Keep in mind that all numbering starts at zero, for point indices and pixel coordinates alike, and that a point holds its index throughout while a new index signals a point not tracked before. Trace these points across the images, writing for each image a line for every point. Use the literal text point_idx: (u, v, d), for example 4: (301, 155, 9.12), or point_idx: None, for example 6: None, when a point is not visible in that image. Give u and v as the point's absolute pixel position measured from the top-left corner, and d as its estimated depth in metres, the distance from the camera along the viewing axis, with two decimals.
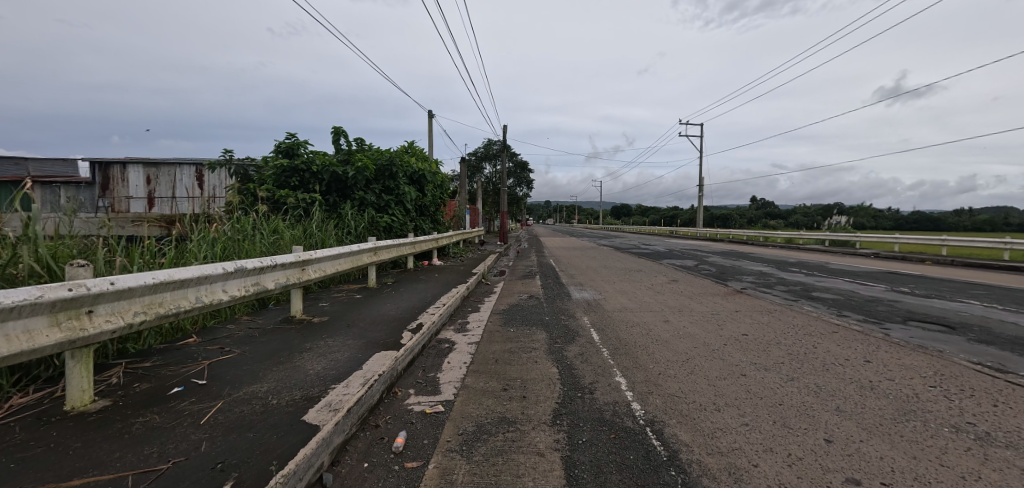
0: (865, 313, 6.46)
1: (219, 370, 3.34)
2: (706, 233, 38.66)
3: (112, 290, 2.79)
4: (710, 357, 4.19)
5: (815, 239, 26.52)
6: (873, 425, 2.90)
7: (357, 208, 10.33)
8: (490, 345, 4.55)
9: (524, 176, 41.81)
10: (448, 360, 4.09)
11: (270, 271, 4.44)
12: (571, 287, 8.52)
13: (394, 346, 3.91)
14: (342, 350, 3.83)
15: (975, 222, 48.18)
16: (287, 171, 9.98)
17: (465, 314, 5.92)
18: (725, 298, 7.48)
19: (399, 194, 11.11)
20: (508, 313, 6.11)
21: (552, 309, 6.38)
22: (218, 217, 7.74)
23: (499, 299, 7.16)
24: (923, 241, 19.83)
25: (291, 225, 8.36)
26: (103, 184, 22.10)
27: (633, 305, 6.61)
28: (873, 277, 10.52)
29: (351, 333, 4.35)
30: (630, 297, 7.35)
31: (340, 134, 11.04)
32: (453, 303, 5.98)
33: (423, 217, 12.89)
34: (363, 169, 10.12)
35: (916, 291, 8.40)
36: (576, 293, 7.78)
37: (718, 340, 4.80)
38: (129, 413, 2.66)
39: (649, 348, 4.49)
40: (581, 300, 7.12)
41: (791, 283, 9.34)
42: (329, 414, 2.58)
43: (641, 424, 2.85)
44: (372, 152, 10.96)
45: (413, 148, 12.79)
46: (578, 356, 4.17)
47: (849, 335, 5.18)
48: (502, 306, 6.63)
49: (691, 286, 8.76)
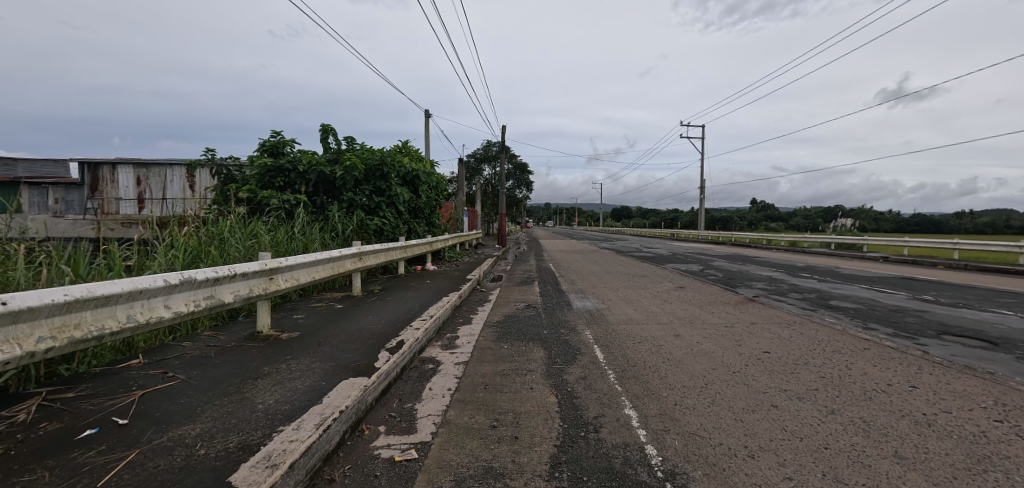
0: (894, 325, 5.92)
1: (151, 405, 2.78)
2: (708, 235, 38.11)
3: (6, 312, 2.21)
4: (731, 382, 3.64)
5: (821, 242, 26.02)
6: (946, 479, 2.34)
7: (346, 211, 9.79)
8: (480, 367, 3.99)
9: (524, 178, 41.43)
10: (430, 386, 3.53)
11: (229, 282, 3.89)
12: (572, 294, 7.98)
13: (366, 372, 3.35)
14: (305, 375, 3.28)
15: (979, 225, 47.71)
16: (271, 170, 9.46)
17: (455, 328, 5.37)
18: (738, 307, 6.93)
19: (391, 195, 10.56)
20: (503, 326, 5.57)
21: (551, 321, 5.83)
22: (192, 220, 7.21)
23: (494, 309, 6.59)
24: (934, 245, 19.29)
25: (272, 229, 7.83)
26: (92, 185, 21.56)
27: (639, 316, 6.08)
28: (891, 283, 9.97)
29: (319, 354, 3.79)
30: (635, 307, 6.79)
31: (329, 132, 10.52)
32: (442, 315, 5.43)
33: (417, 220, 12.34)
34: (351, 169, 9.58)
35: (941, 300, 7.85)
36: (578, 302, 7.21)
37: (738, 359, 4.25)
38: (15, 468, 2.09)
39: (661, 369, 3.94)
40: (582, 310, 6.56)
41: (805, 290, 8.81)
42: (265, 473, 2.01)
43: (659, 478, 2.30)
44: (362, 151, 10.43)
45: (407, 148, 12.28)
46: (579, 381, 3.62)
47: (883, 353, 4.63)
48: (496, 317, 6.07)
49: (700, 293, 8.22)
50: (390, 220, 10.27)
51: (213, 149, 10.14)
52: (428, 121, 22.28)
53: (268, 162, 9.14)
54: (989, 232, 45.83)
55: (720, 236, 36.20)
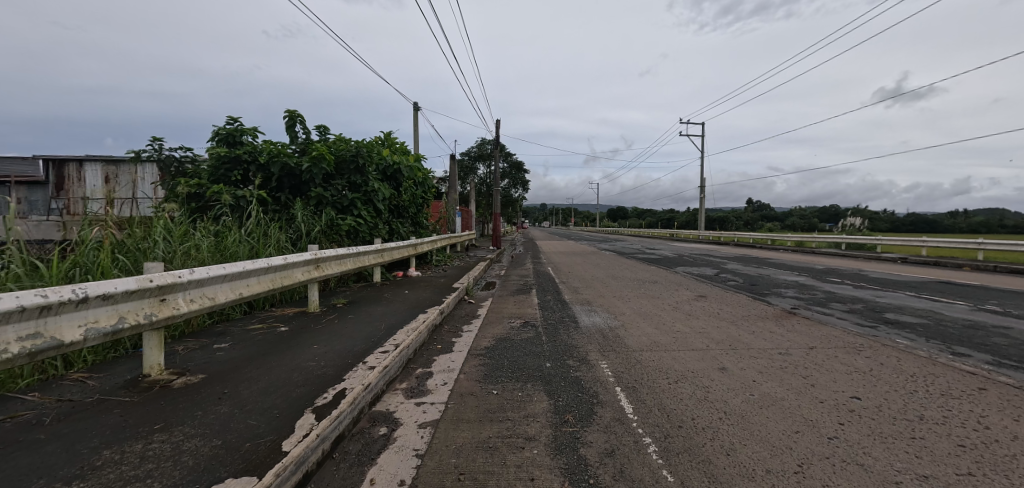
0: (987, 350, 4.67)
1: None
2: (710, 235, 36.89)
3: None
4: (840, 464, 2.36)
5: (831, 242, 24.82)
6: None
7: (315, 209, 8.48)
8: (456, 433, 2.69)
9: (521, 177, 40.31)
10: (372, 475, 2.23)
11: (73, 311, 2.58)
12: (577, 307, 6.71)
13: (261, 462, 2.05)
14: (154, 474, 1.97)
15: (981, 223, 47.01)
16: (226, 161, 8.18)
17: (429, 360, 4.07)
18: (783, 324, 5.66)
19: (368, 191, 9.25)
20: (492, 355, 4.27)
21: (554, 346, 4.53)
22: (116, 219, 5.92)
23: (482, 329, 5.29)
24: (955, 246, 18.16)
25: (216, 232, 6.53)
26: (57, 183, 20.06)
27: (665, 338, 4.85)
28: (937, 289, 8.75)
29: (207, 421, 2.49)
30: (656, 325, 5.53)
31: (295, 119, 9.22)
32: (411, 344, 4.13)
33: (400, 219, 11.01)
34: (320, 159, 8.24)
35: (1013, 312, 6.63)
36: (585, 318, 5.91)
37: (826, 414, 2.98)
38: None
39: (723, 435, 2.65)
40: (592, 330, 5.25)
41: (846, 299, 7.54)
42: None
43: None
44: (334, 141, 9.13)
45: (390, 140, 10.99)
46: (605, 463, 2.35)
47: (1011, 397, 3.37)
48: (484, 341, 4.76)
49: (727, 305, 6.97)
50: (366, 219, 8.94)
51: (161, 138, 8.88)
52: (418, 114, 20.97)
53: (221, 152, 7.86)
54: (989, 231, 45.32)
55: (723, 237, 34.92)
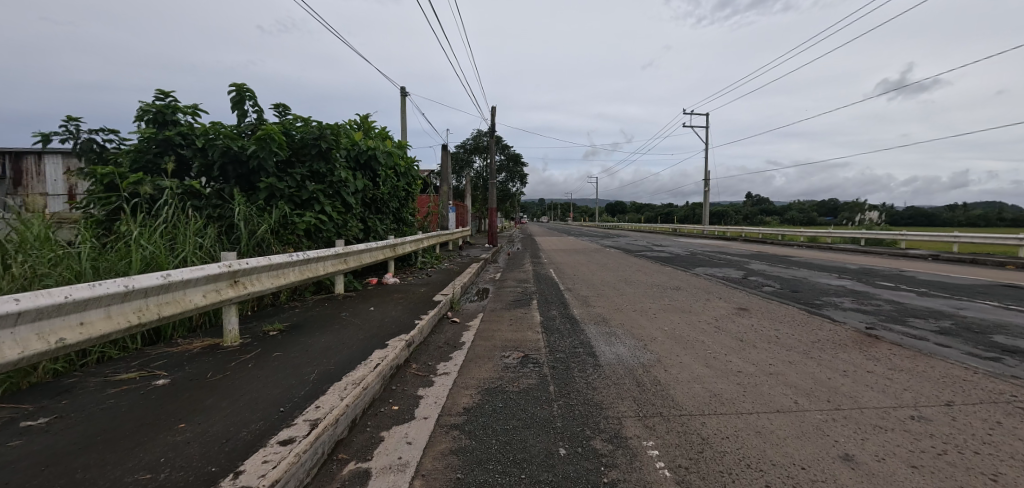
0: None
1: None
2: (715, 229, 35.28)
3: None
4: None
5: (847, 239, 23.30)
6: None
7: (265, 204, 6.93)
8: None
9: (519, 171, 38.78)
10: None
11: None
12: (591, 328, 5.22)
13: None
14: None
15: (993, 217, 45.53)
16: (154, 145, 6.58)
17: (370, 443, 2.53)
18: (877, 357, 4.13)
19: (334, 182, 7.69)
20: (473, 427, 2.72)
21: (568, 408, 2.99)
22: None
23: (462, 371, 3.73)
24: (993, 241, 16.60)
25: (117, 233, 4.94)
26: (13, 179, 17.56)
27: (727, 386, 3.37)
28: (1018, 298, 7.25)
29: None
30: (705, 359, 4.04)
31: (243, 93, 7.63)
32: (345, 415, 2.59)
33: (378, 216, 9.44)
34: (269, 141, 6.61)
35: None
36: (604, 348, 4.39)
37: None
38: None
39: None
40: (618, 371, 3.72)
41: (924, 313, 6.05)
42: None
43: None
44: (293, 121, 7.54)
45: (366, 123, 9.38)
46: None
47: None
48: (464, 396, 3.21)
49: (779, 322, 5.52)
50: (330, 215, 7.39)
51: (78, 119, 7.22)
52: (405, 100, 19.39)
53: (146, 133, 6.26)
54: (991, 224, 44.43)
55: (729, 233, 33.32)
